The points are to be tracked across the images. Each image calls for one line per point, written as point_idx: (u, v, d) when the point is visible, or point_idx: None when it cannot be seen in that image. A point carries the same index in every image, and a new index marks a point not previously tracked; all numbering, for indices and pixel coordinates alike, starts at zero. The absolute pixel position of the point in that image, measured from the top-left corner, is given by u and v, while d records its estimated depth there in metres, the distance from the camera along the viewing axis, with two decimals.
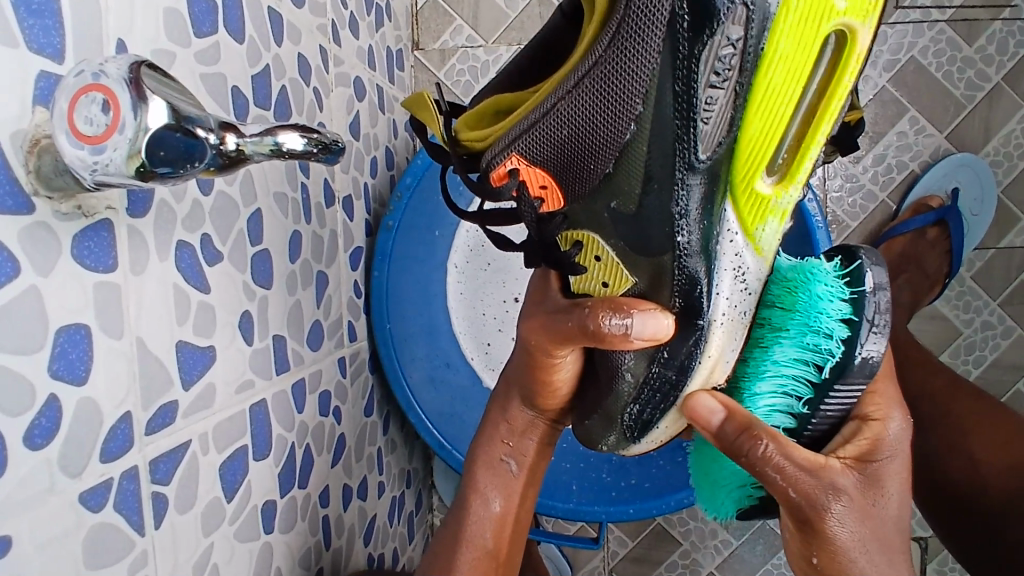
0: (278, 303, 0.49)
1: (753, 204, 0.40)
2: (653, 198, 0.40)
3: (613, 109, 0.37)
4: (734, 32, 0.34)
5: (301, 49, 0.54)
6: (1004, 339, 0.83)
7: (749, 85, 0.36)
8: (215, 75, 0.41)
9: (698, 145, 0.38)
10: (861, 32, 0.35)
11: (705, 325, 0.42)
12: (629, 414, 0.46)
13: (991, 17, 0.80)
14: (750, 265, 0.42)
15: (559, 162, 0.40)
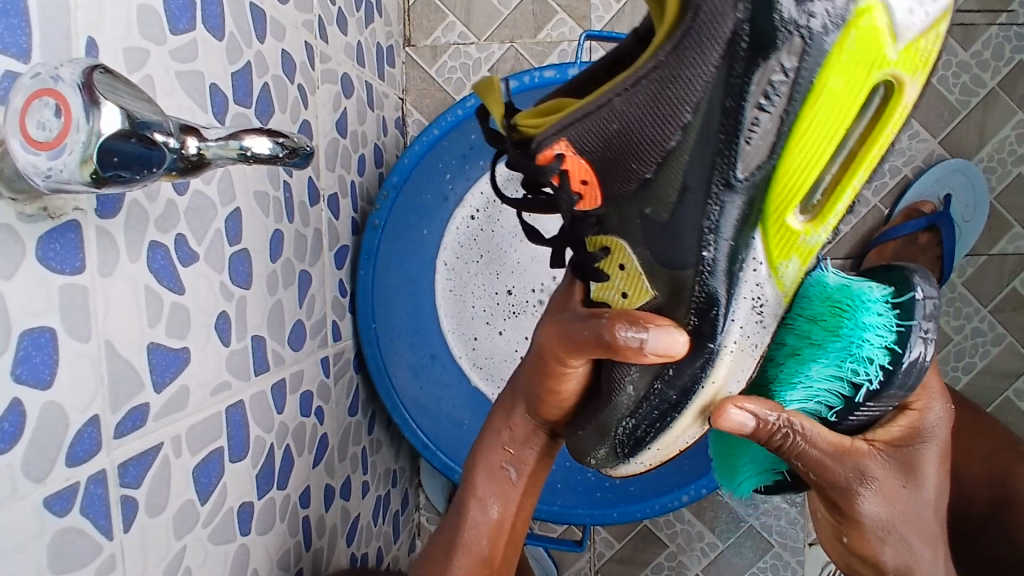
0: (257, 303, 0.48)
1: (783, 238, 0.38)
2: (684, 210, 0.39)
3: (660, 113, 0.36)
4: (788, 61, 0.33)
5: (286, 45, 0.53)
6: (994, 346, 0.83)
7: (795, 116, 0.34)
8: (192, 72, 0.41)
9: (738, 163, 0.36)
10: (907, 86, 0.33)
11: (716, 349, 0.40)
12: (622, 429, 0.45)
13: (988, 22, 0.79)
14: (770, 298, 0.39)
15: (604, 157, 0.39)
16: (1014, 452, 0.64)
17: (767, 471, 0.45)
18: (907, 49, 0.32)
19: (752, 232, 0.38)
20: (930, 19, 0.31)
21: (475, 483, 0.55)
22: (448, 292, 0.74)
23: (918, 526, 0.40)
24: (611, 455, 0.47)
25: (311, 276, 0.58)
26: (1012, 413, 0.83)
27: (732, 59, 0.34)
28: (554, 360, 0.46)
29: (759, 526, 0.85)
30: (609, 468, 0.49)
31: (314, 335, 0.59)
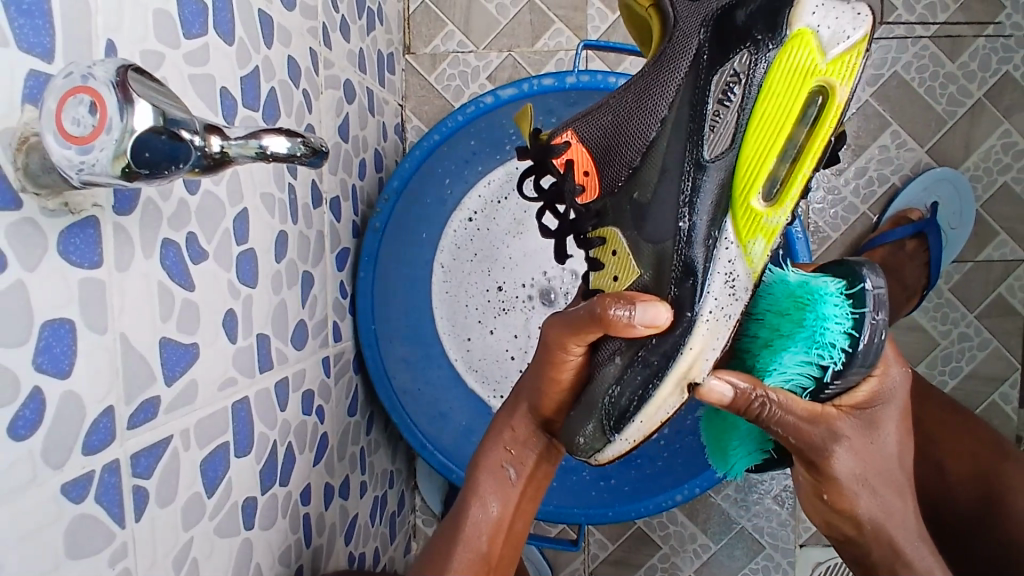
0: (262, 302, 0.49)
1: (749, 218, 0.41)
2: (664, 187, 0.45)
3: (645, 108, 0.46)
4: (738, 66, 0.41)
5: (292, 51, 0.55)
6: (980, 351, 0.85)
7: (750, 110, 0.41)
8: (204, 76, 0.42)
9: (705, 145, 0.42)
10: (839, 89, 0.39)
11: (692, 317, 0.41)
12: (608, 401, 0.44)
13: (975, 34, 0.82)
14: (742, 275, 0.41)
15: (602, 149, 0.48)
16: (996, 452, 0.65)
17: (756, 451, 0.46)
18: (835, 61, 0.38)
19: (721, 210, 0.42)
20: (854, 38, 0.38)
21: (477, 483, 0.56)
22: (444, 293, 0.76)
23: (893, 479, 0.42)
24: (599, 431, 0.45)
25: (313, 277, 0.59)
26: (998, 416, 0.85)
27: (700, 60, 0.43)
28: (549, 345, 0.47)
29: (751, 528, 0.86)
30: (594, 453, 0.47)
31: (316, 335, 0.59)
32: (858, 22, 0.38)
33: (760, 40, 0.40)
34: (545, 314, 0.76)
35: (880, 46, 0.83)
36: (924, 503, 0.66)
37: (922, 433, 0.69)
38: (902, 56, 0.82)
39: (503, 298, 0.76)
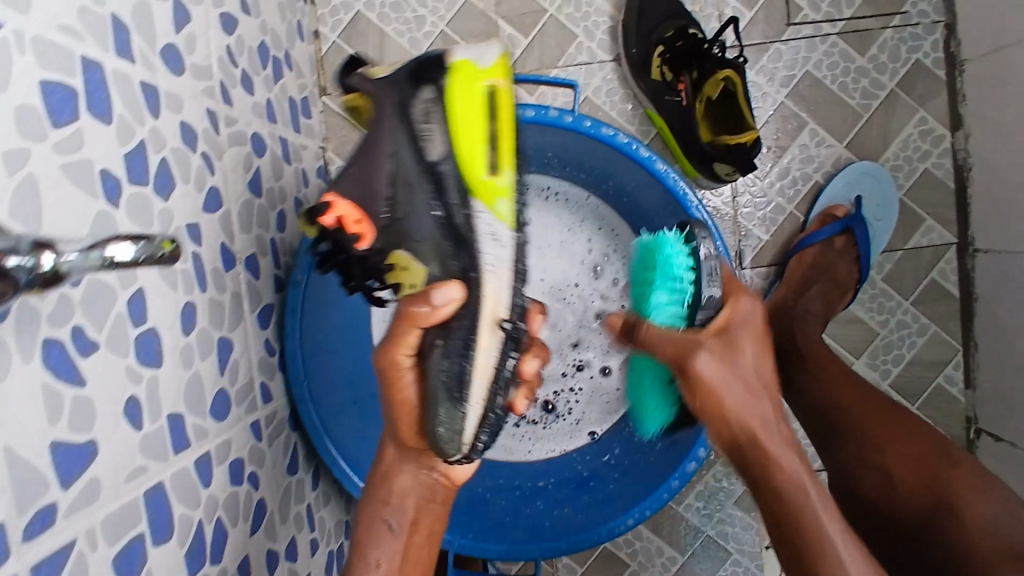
0: (172, 380, 0.48)
1: (484, 188, 0.56)
2: (410, 203, 0.55)
3: (392, 131, 0.56)
4: (430, 90, 0.56)
5: (184, 116, 0.53)
6: (920, 336, 0.86)
7: (449, 114, 0.55)
8: (80, 162, 0.41)
9: (432, 148, 0.55)
10: (500, 83, 0.57)
11: (478, 274, 0.56)
12: (444, 376, 0.55)
13: (882, 26, 0.83)
14: (500, 229, 0.57)
15: (361, 194, 0.55)
16: (943, 454, 0.65)
17: (670, 401, 0.64)
18: (490, 64, 0.57)
19: (464, 189, 0.56)
20: (490, 55, 0.57)
21: (373, 532, 0.61)
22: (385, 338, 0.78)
23: (745, 398, 0.51)
24: (452, 410, 0.56)
25: (232, 341, 0.57)
26: (942, 399, 0.86)
27: (399, 94, 0.56)
28: (381, 368, 0.57)
29: (716, 536, 0.87)
30: (458, 439, 0.57)
31: (241, 400, 0.58)
32: (487, 60, 0.57)
33: (433, 74, 0.56)
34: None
35: (791, 47, 0.83)
36: (872, 510, 0.66)
37: (868, 439, 0.68)
38: (813, 55, 0.83)
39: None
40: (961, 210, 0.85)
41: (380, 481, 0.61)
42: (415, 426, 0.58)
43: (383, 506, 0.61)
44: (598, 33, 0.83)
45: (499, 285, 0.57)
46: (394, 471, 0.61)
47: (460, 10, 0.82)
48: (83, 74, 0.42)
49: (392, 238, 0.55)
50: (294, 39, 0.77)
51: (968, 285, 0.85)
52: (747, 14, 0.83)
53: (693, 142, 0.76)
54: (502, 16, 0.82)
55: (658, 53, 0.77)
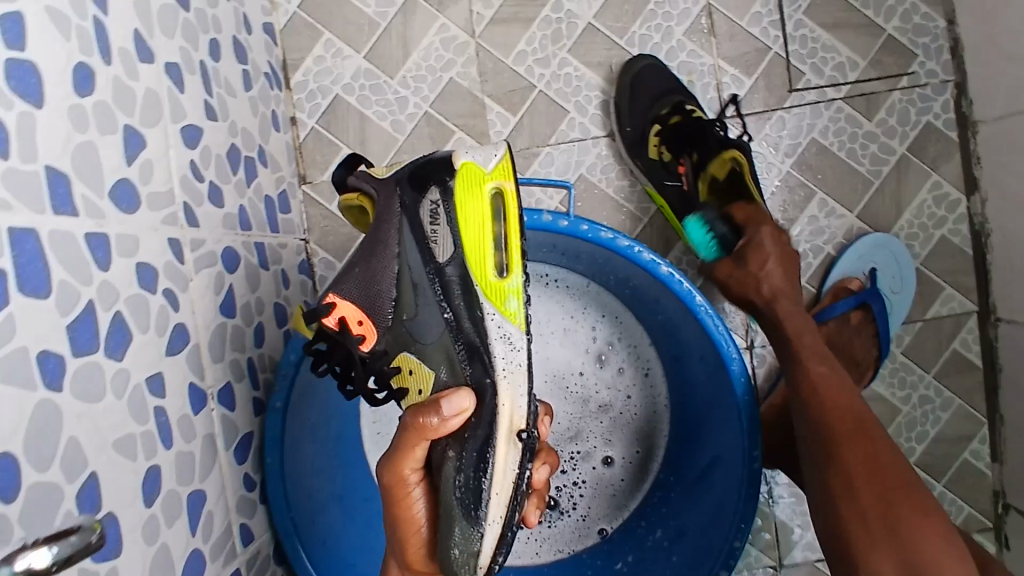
0: (135, 563, 0.43)
1: (495, 292, 0.51)
2: (423, 306, 0.51)
3: (385, 233, 0.52)
4: (433, 195, 0.52)
5: (142, 255, 0.49)
6: (944, 412, 0.81)
7: (456, 221, 0.51)
8: (12, 353, 0.36)
9: (438, 254, 0.51)
10: (509, 183, 0.53)
11: (492, 380, 0.50)
12: (457, 489, 0.48)
13: (889, 88, 0.79)
14: (514, 332, 0.51)
15: (365, 296, 0.51)
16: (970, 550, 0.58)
17: None
18: (497, 164, 0.52)
19: (473, 292, 0.51)
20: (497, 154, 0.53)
21: None
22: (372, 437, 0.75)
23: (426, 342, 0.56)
24: (468, 530, 0.48)
25: (206, 491, 0.52)
26: (971, 478, 0.81)
27: (403, 199, 0.52)
28: (385, 485, 0.49)
29: None
30: (473, 560, 0.49)
31: (219, 553, 0.53)
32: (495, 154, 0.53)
33: (440, 176, 0.52)
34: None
35: (794, 114, 0.79)
36: None
37: None
38: (818, 121, 0.79)
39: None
40: (981, 277, 0.80)
41: None
42: (424, 546, 0.51)
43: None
44: (589, 108, 0.78)
45: (518, 394, 0.51)
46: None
47: (444, 89, 0.78)
48: (11, 247, 0.37)
49: (397, 339, 0.52)
50: (268, 131, 0.72)
51: (992, 356, 0.80)
52: (746, 81, 0.79)
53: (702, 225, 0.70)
54: (488, 94, 0.78)
55: (654, 131, 0.75)
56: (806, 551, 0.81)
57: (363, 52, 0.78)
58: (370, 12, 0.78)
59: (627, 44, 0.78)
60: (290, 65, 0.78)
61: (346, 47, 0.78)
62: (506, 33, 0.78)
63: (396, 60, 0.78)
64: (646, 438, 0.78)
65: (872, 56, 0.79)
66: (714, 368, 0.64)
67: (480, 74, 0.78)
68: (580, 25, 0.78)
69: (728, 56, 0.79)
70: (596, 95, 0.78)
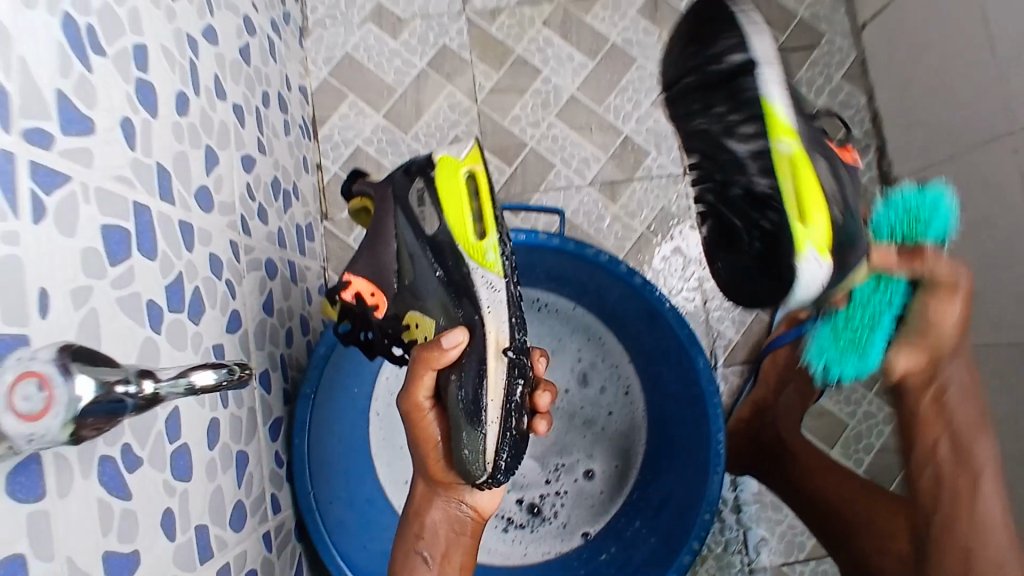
0: (198, 493, 0.51)
1: (474, 250, 0.60)
2: (421, 274, 0.62)
3: (384, 217, 0.63)
4: (416, 180, 0.62)
5: (213, 247, 0.59)
6: (887, 425, 0.92)
7: (437, 195, 0.60)
8: (130, 295, 0.46)
9: (428, 228, 0.61)
10: (475, 161, 0.62)
11: (479, 317, 0.59)
12: (462, 402, 0.58)
13: None
14: (495, 280, 0.60)
15: (371, 270, 0.62)
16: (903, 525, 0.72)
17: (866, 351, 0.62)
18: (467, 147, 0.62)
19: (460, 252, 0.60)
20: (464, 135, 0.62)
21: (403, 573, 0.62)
22: (380, 445, 0.83)
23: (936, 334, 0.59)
24: (473, 432, 0.58)
25: (248, 454, 0.61)
26: None
27: (396, 190, 0.63)
28: (405, 412, 0.61)
29: None
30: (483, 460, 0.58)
31: (255, 511, 0.61)
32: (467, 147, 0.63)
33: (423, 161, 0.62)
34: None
35: None
36: None
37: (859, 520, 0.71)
38: None
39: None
40: None
41: (411, 517, 0.63)
42: (442, 458, 0.61)
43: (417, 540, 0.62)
44: (573, 162, 0.93)
45: (502, 322, 0.60)
46: (425, 506, 0.63)
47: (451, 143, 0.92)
48: (134, 216, 0.47)
49: (403, 303, 0.64)
50: (300, 171, 0.85)
51: None
52: None
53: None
54: (488, 148, 0.93)
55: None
56: (772, 555, 0.89)
57: (382, 112, 0.93)
58: (389, 79, 0.93)
59: (603, 111, 0.94)
60: (319, 121, 0.92)
61: (367, 108, 0.93)
62: (503, 99, 0.93)
63: (410, 118, 0.93)
64: (624, 446, 0.86)
65: None
66: (686, 369, 0.74)
67: (481, 131, 0.93)
68: (565, 95, 0.94)
69: None
70: (578, 152, 0.93)
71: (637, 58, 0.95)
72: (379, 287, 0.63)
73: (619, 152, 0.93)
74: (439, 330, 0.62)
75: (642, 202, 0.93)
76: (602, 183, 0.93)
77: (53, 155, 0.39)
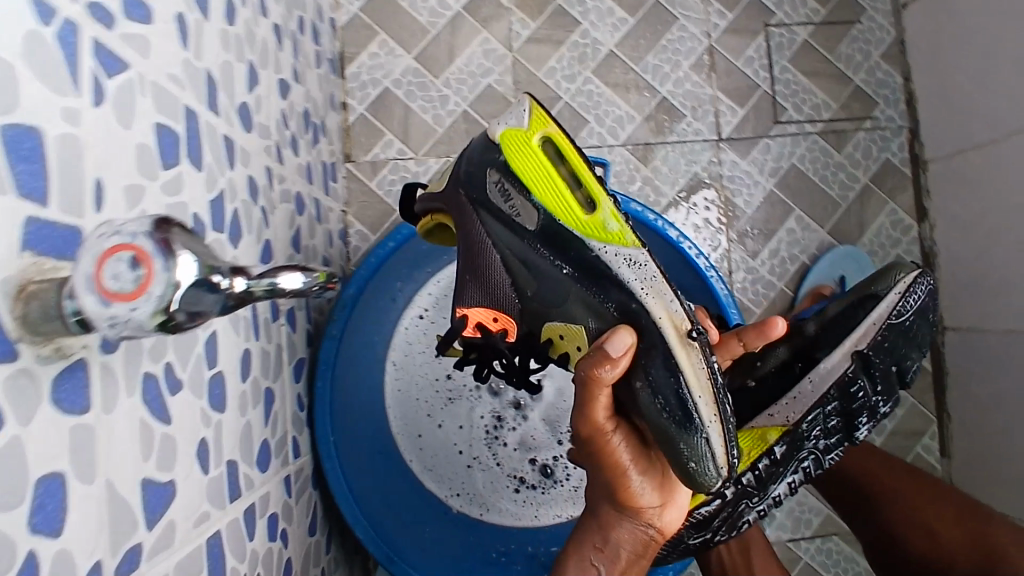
0: (231, 426, 0.48)
1: (596, 228, 0.55)
2: (541, 273, 0.57)
3: (481, 228, 0.57)
4: (495, 176, 0.56)
5: (250, 170, 0.55)
6: (899, 408, 0.92)
7: (526, 188, 0.55)
8: (178, 204, 0.42)
9: (528, 226, 0.56)
10: (551, 127, 0.56)
11: (638, 305, 0.54)
12: (665, 415, 0.53)
13: (855, 128, 0.94)
14: (636, 253, 0.55)
15: (487, 297, 0.59)
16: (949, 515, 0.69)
17: None
18: (531, 118, 0.56)
19: (577, 237, 0.55)
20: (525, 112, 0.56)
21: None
22: (396, 390, 0.76)
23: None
24: (690, 441, 0.53)
25: (274, 393, 0.58)
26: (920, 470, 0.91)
27: (471, 194, 0.58)
28: (582, 435, 0.54)
29: None
30: (712, 464, 0.54)
31: (277, 453, 0.58)
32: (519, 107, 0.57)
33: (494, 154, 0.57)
34: (491, 402, 0.78)
35: (778, 142, 0.93)
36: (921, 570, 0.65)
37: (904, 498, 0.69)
38: (797, 150, 0.93)
39: (451, 386, 0.78)
40: None
41: (595, 531, 0.58)
42: (630, 482, 0.55)
43: (595, 552, 0.58)
44: (608, 120, 0.90)
45: (667, 302, 0.55)
46: (612, 522, 0.58)
47: (482, 92, 0.89)
48: (184, 121, 0.43)
49: (532, 323, 0.60)
50: (327, 108, 0.81)
51: (938, 360, 0.92)
52: (739, 112, 0.92)
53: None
54: (521, 100, 0.89)
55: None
56: (779, 530, 0.89)
57: (413, 54, 0.89)
58: (423, 20, 0.89)
59: (642, 70, 0.91)
60: (346, 58, 0.88)
61: (398, 48, 0.88)
62: (539, 50, 0.90)
63: (442, 62, 0.89)
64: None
65: (843, 101, 0.94)
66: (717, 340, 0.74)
67: (515, 82, 0.89)
68: (603, 51, 0.91)
69: (726, 89, 0.92)
70: (613, 110, 0.90)
71: (678, 18, 0.92)
72: (501, 311, 0.59)
73: (654, 113, 0.91)
74: (592, 336, 0.56)
75: (674, 166, 0.91)
76: (635, 144, 0.90)
77: (114, 37, 0.35)
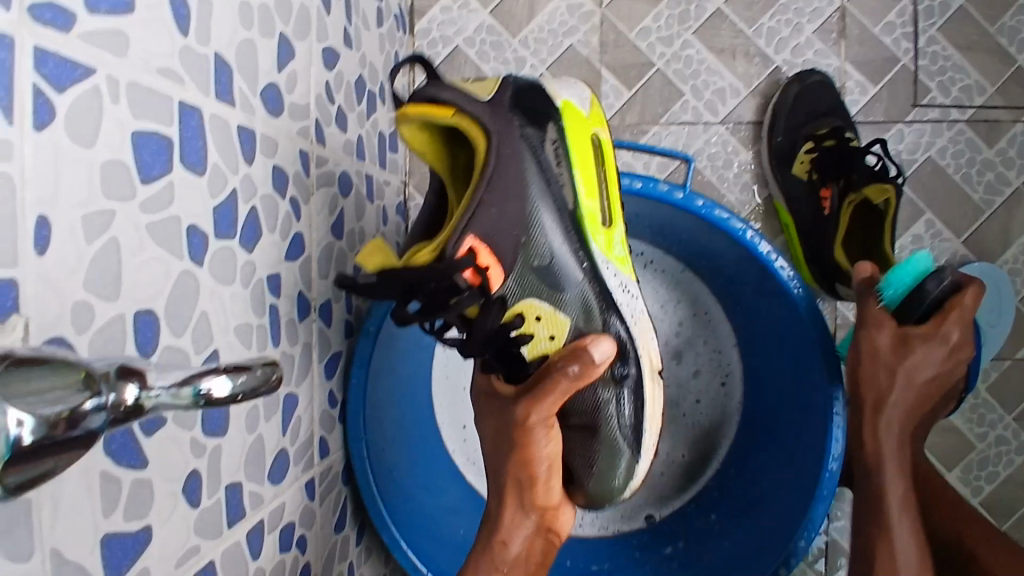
0: (235, 447, 0.45)
1: (608, 241, 0.56)
2: (556, 249, 0.52)
3: (513, 165, 0.49)
4: (551, 130, 0.51)
5: (278, 159, 0.50)
6: (1019, 456, 0.78)
7: (576, 168, 0.52)
8: (167, 220, 0.37)
9: (567, 201, 0.52)
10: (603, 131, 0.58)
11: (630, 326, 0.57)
12: (620, 431, 0.56)
13: (1014, 118, 0.76)
14: (630, 281, 0.59)
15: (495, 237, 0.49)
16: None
17: None
18: (590, 106, 0.57)
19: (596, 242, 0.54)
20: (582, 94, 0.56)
21: None
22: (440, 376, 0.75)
23: None
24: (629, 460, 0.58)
25: (298, 397, 0.54)
26: None
27: (523, 134, 0.49)
28: (518, 427, 0.52)
29: None
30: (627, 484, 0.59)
31: (299, 459, 0.55)
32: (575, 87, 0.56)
33: (545, 109, 0.51)
34: None
35: (914, 129, 0.77)
36: None
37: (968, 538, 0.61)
38: (937, 140, 0.77)
39: None
40: None
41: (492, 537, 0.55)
42: (543, 480, 0.55)
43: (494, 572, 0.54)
44: (706, 93, 0.78)
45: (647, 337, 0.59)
46: (511, 531, 0.55)
47: (563, 55, 0.78)
48: (180, 121, 0.38)
49: (525, 289, 0.52)
50: (390, 71, 0.74)
51: None
52: (870, 89, 0.77)
53: (823, 254, 0.69)
54: (607, 65, 0.78)
55: (806, 149, 0.72)
56: None
57: (489, 8, 0.79)
58: None
59: (754, 33, 0.77)
60: (416, 12, 0.80)
61: (473, 1, 0.79)
62: (633, 6, 0.78)
63: (521, 20, 0.79)
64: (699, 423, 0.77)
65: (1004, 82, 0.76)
66: (796, 374, 0.66)
67: (601, 44, 0.78)
68: (709, 9, 0.77)
69: (856, 60, 0.77)
70: (714, 81, 0.78)
71: None
72: (498, 258, 0.49)
73: (764, 87, 0.77)
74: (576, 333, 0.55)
75: None
76: (736, 123, 0.77)
77: (69, 39, 0.30)
